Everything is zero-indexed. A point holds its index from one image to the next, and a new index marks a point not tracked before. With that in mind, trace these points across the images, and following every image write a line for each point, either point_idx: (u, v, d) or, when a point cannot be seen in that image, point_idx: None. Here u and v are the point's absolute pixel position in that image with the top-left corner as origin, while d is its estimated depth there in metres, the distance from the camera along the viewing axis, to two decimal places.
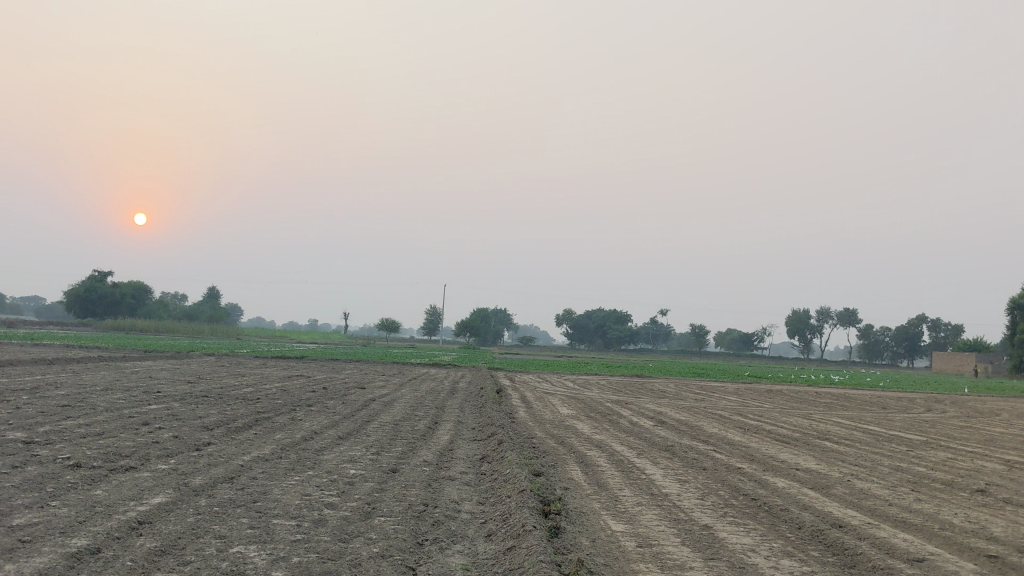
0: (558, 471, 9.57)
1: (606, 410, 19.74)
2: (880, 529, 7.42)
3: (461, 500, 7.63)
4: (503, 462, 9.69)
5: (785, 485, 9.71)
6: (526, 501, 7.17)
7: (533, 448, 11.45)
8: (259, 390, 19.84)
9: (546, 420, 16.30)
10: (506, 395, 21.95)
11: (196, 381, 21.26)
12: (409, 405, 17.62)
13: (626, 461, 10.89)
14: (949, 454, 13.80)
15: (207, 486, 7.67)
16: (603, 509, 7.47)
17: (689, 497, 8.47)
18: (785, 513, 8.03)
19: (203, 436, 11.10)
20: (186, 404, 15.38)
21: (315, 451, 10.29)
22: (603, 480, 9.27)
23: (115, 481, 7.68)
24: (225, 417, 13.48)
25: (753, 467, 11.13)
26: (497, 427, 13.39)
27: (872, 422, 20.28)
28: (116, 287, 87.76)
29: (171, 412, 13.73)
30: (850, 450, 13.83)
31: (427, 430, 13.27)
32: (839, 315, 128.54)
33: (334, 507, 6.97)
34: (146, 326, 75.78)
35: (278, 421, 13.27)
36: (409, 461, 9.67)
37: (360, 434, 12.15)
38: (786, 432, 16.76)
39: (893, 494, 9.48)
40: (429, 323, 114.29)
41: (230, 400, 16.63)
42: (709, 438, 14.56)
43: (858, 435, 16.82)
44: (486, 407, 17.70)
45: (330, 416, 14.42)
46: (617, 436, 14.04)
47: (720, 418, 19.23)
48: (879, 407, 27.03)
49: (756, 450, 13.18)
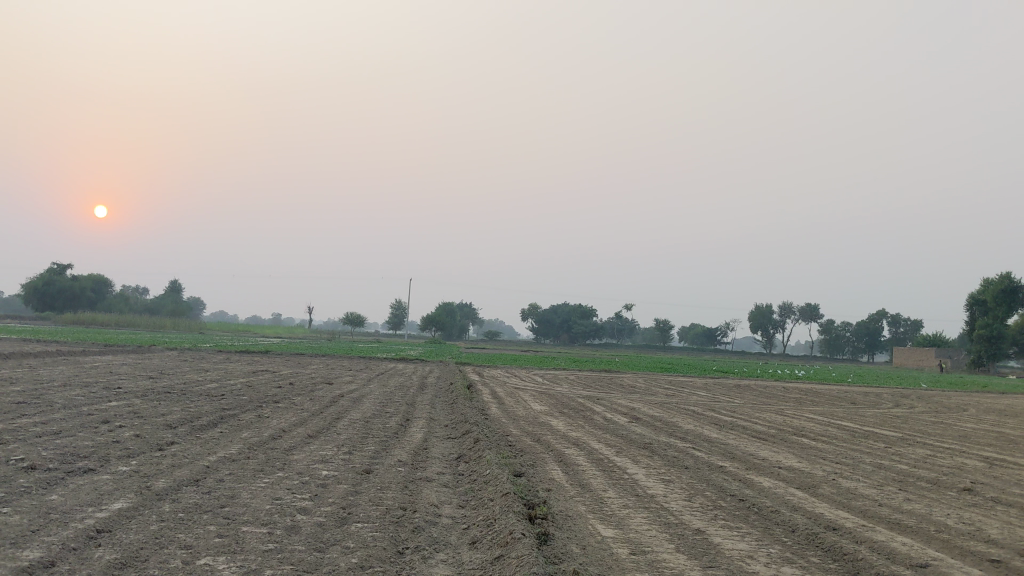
0: (539, 471, 9.23)
1: (578, 406, 19.42)
2: (876, 531, 7.17)
3: (440, 503, 7.27)
4: (481, 462, 9.33)
5: (771, 485, 9.44)
6: (510, 505, 6.82)
7: (510, 446, 11.09)
8: (223, 385, 19.29)
9: (520, 416, 15.95)
10: (476, 391, 21.55)
11: (158, 377, 20.66)
12: (379, 401, 17.17)
13: (606, 460, 10.58)
14: (929, 452, 13.63)
15: (171, 490, 7.23)
16: (590, 514, 7.14)
17: (677, 499, 8.18)
18: (776, 515, 7.75)
19: (166, 435, 10.63)
20: (148, 401, 14.84)
21: (284, 451, 9.86)
22: (586, 480, 8.95)
23: (73, 485, 7.21)
24: (189, 415, 12.97)
25: (735, 466, 10.86)
26: (472, 425, 13.01)
27: (845, 418, 20.14)
28: (76, 280, 86.32)
29: (132, 410, 13.21)
30: (830, 447, 13.62)
31: (398, 428, 12.87)
32: (802, 310, 129.52)
33: (307, 513, 6.57)
34: (106, 320, 74.54)
35: (245, 418, 12.79)
36: (383, 462, 9.27)
37: (330, 432, 11.72)
38: (762, 428, 16.55)
39: (882, 494, 9.25)
40: (394, 317, 113.59)
41: (193, 396, 16.10)
42: (687, 435, 14.30)
43: (834, 431, 16.64)
44: (458, 403, 17.31)
45: (298, 413, 13.96)
46: (594, 433, 13.74)
47: (694, 414, 18.99)
48: (849, 402, 26.97)
49: (736, 447, 12.92)
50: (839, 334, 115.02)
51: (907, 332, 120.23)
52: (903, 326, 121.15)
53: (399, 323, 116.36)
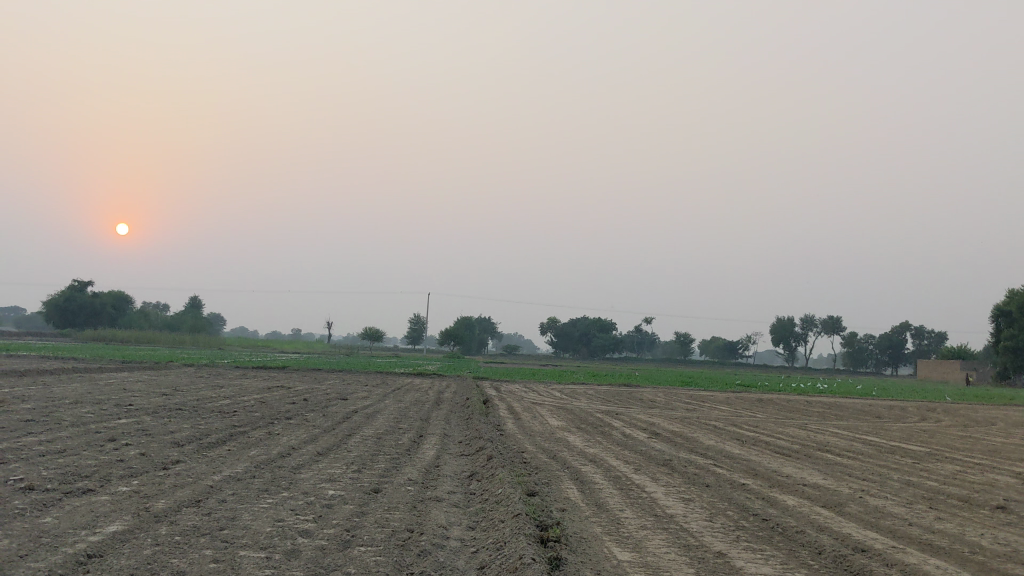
0: (554, 489, 8.93)
1: (596, 421, 19.06)
2: (908, 553, 6.82)
3: (449, 525, 6.99)
4: (493, 481, 9.03)
5: (796, 503, 9.10)
6: (521, 527, 6.51)
7: (524, 464, 10.80)
8: (237, 402, 19.11)
9: (536, 432, 15.63)
10: (493, 406, 21.24)
11: (172, 394, 20.48)
12: (393, 418, 16.92)
13: (623, 478, 10.26)
14: (959, 468, 13.21)
15: (170, 511, 6.97)
16: (606, 535, 6.84)
17: (697, 519, 7.86)
18: (801, 535, 7.42)
19: (172, 454, 10.39)
20: (159, 418, 14.65)
21: (292, 469, 9.59)
22: (602, 499, 8.64)
23: (69, 507, 6.97)
24: (199, 432, 12.76)
25: (758, 483, 10.51)
26: (486, 441, 12.71)
27: (870, 433, 19.67)
28: (97, 296, 86.89)
29: (141, 427, 13.00)
30: (856, 464, 13.23)
31: (412, 444, 12.60)
32: (823, 323, 128.41)
33: (309, 536, 6.28)
34: (126, 336, 74.73)
35: (255, 436, 12.55)
36: (393, 480, 8.98)
37: (340, 450, 11.45)
38: (785, 444, 16.18)
39: (911, 512, 8.88)
40: (413, 332, 113.42)
41: (205, 413, 15.91)
42: (708, 452, 13.94)
43: (859, 446, 16.21)
44: (473, 419, 17.01)
45: (310, 430, 13.70)
46: (611, 450, 13.40)
47: (714, 430, 18.59)
48: (873, 416, 26.46)
49: (759, 464, 12.56)
50: (861, 347, 113.87)
51: (930, 344, 118.90)
52: (926, 339, 119.80)
53: (418, 338, 116.20)
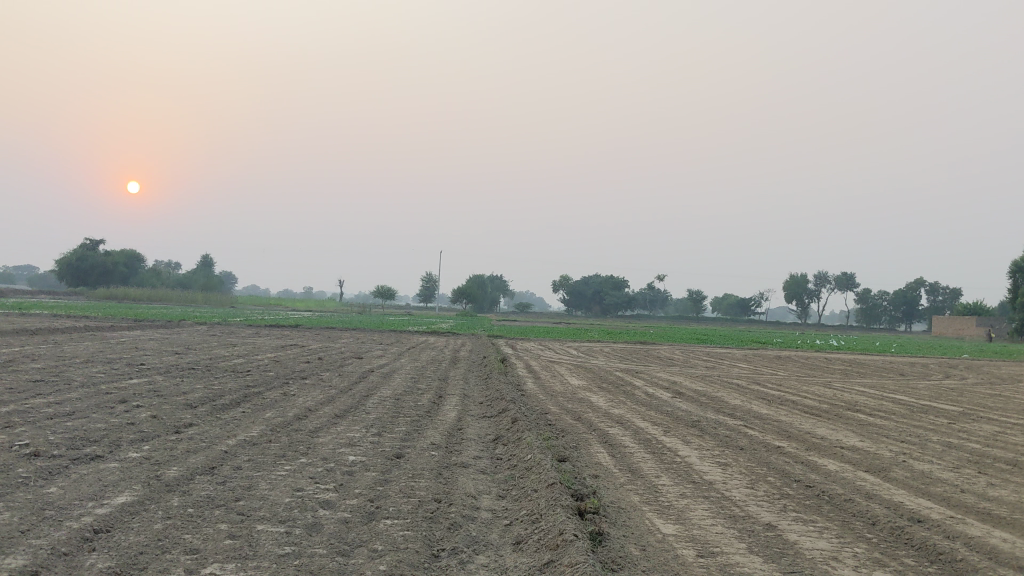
0: (584, 454, 8.50)
1: (617, 380, 18.62)
2: (970, 525, 6.39)
3: (478, 494, 6.58)
4: (520, 446, 8.59)
5: (838, 469, 8.64)
6: (557, 498, 6.07)
7: (549, 426, 10.37)
8: (250, 361, 18.75)
9: (558, 392, 15.18)
10: (512, 366, 20.81)
11: (185, 353, 20.11)
12: (410, 377, 16.53)
13: (653, 441, 9.80)
14: (998, 429, 12.73)
15: (182, 480, 6.55)
16: (646, 505, 6.41)
17: (738, 487, 7.40)
18: (851, 504, 6.98)
19: (185, 416, 9.99)
20: (170, 378, 14.26)
21: (309, 433, 9.19)
22: (636, 464, 8.20)
23: (75, 476, 6.55)
24: (212, 393, 12.37)
25: (794, 446, 10.05)
26: (508, 402, 12.27)
27: (897, 392, 19.20)
28: (109, 255, 86.68)
29: (152, 388, 12.61)
30: (891, 425, 12.76)
31: (431, 405, 12.20)
32: (836, 279, 127.59)
33: (330, 508, 5.87)
34: (138, 295, 74.64)
35: (269, 397, 12.14)
36: (414, 445, 8.56)
37: (358, 412, 11.03)
38: (813, 403, 15.74)
39: (962, 479, 8.43)
40: (425, 290, 113.09)
41: (218, 373, 15.55)
42: (735, 412, 13.48)
43: (890, 406, 15.75)
44: (493, 379, 16.61)
45: (326, 391, 13.29)
46: (637, 410, 12.95)
47: (738, 388, 18.13)
48: (895, 374, 25.99)
49: (791, 425, 12.10)
50: (875, 303, 113.20)
51: (944, 300, 118.07)
52: (940, 296, 118.88)
53: (430, 296, 115.95)
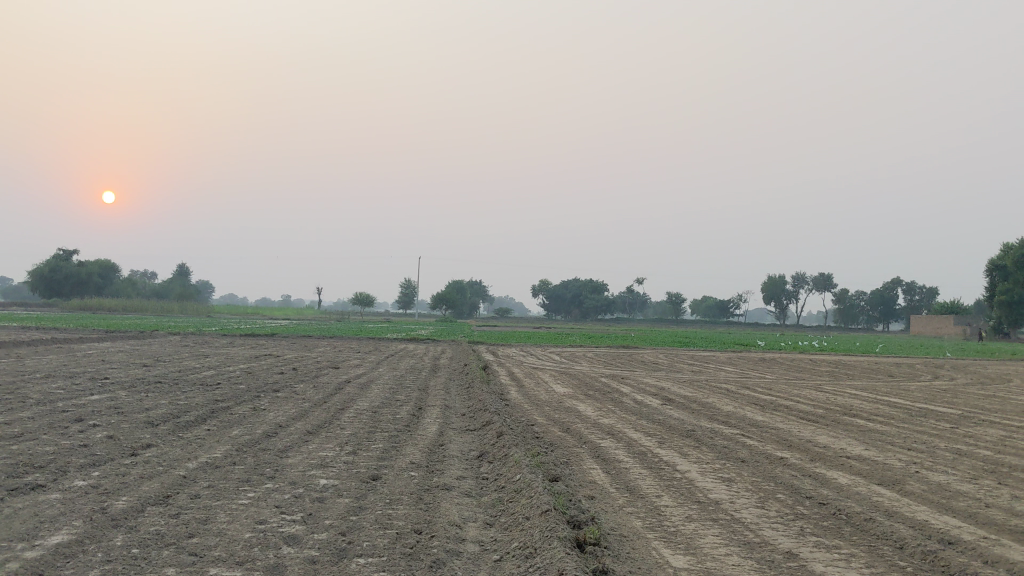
0: (576, 471, 7.85)
1: (603, 387, 18.01)
2: (1007, 547, 5.80)
3: (463, 523, 5.92)
4: (508, 464, 7.91)
5: (851, 483, 8.04)
6: (553, 527, 5.42)
7: (537, 440, 9.71)
8: (222, 373, 17.98)
9: (543, 401, 14.50)
10: (493, 373, 20.09)
11: (153, 365, 19.31)
12: (388, 388, 15.82)
13: (648, 454, 9.17)
14: (1003, 433, 12.20)
15: (130, 513, 5.83)
16: (651, 532, 5.78)
17: (747, 507, 6.77)
18: (874, 525, 6.36)
19: (143, 436, 9.24)
20: (134, 393, 13.48)
21: (278, 453, 8.49)
22: (634, 482, 7.56)
23: (8, 511, 5.81)
24: (177, 409, 11.63)
25: (798, 458, 9.42)
26: (491, 413, 11.59)
27: (890, 394, 18.68)
28: (82, 266, 85.26)
29: (113, 405, 11.84)
30: (893, 431, 12.18)
31: (410, 418, 11.50)
32: (814, 280, 127.83)
33: (296, 544, 5.19)
34: (114, 304, 73.45)
35: (238, 413, 11.41)
36: (392, 465, 7.87)
37: (332, 428, 10.32)
38: (807, 408, 15.16)
39: (982, 491, 7.85)
40: (403, 296, 112.10)
41: (186, 386, 14.79)
42: (730, 419, 12.85)
43: (887, 410, 15.21)
44: (474, 388, 15.93)
45: (299, 404, 12.55)
46: (627, 420, 12.30)
47: (729, 393, 17.53)
48: (883, 375, 25.54)
49: (790, 434, 11.49)
50: (854, 304, 113.46)
51: (921, 299, 118.52)
52: (918, 295, 119.23)
53: (409, 302, 115.08)
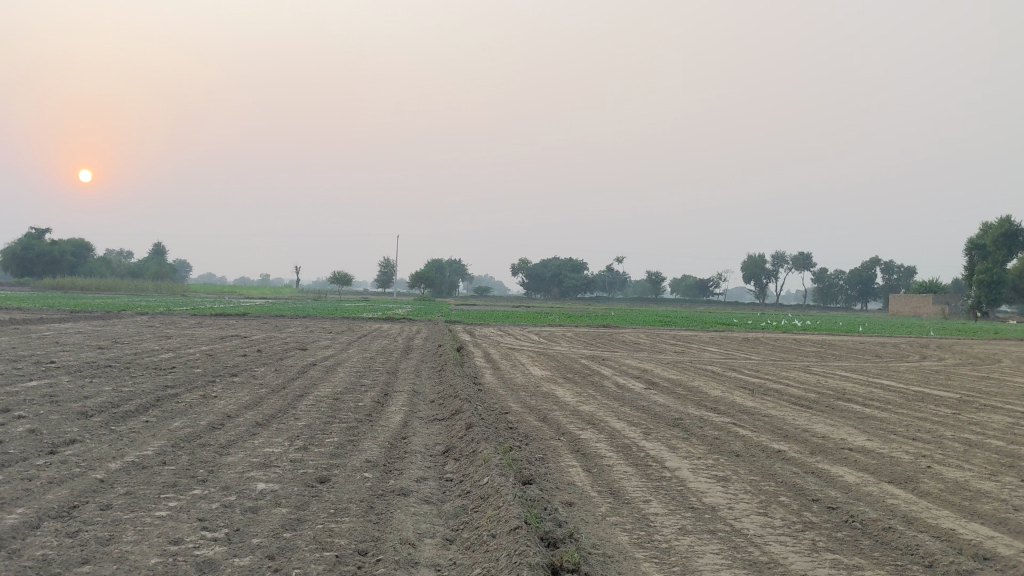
0: (552, 471, 6.95)
1: (584, 369, 17.13)
2: None
3: (418, 540, 5.00)
4: (475, 462, 6.99)
5: (859, 481, 7.21)
6: (524, 551, 4.51)
7: (509, 432, 8.80)
8: (180, 355, 16.96)
9: (519, 386, 13.60)
10: (468, 355, 19.18)
11: (108, 347, 18.27)
12: (354, 371, 14.88)
13: (633, 447, 8.28)
14: (1010, 419, 11.40)
15: (18, 532, 4.89)
16: (640, 550, 4.89)
17: (748, 514, 5.90)
18: (897, 537, 5.52)
19: (70, 430, 8.26)
20: (78, 379, 12.46)
21: (219, 450, 7.54)
22: (617, 484, 6.68)
23: None
24: (119, 396, 10.65)
25: (796, 451, 8.59)
26: (461, 400, 10.68)
27: (882, 376, 17.88)
28: (55, 244, 83.56)
29: (49, 393, 10.83)
30: (893, 418, 11.35)
31: (375, 406, 10.58)
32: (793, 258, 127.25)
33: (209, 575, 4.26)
34: (86, 283, 71.80)
35: (185, 401, 10.43)
36: (345, 464, 6.94)
37: (286, 418, 9.38)
38: (799, 392, 14.35)
39: (1006, 490, 7.03)
40: (382, 274, 110.84)
41: (137, 371, 13.78)
42: (718, 405, 12.00)
43: (882, 393, 14.42)
44: (446, 371, 15.04)
45: (254, 391, 11.58)
46: (609, 406, 11.41)
47: (715, 376, 16.69)
48: (870, 355, 24.78)
49: (784, 422, 10.66)
50: (832, 282, 113.03)
51: (899, 277, 118.40)
52: (896, 273, 119.13)
53: (388, 280, 113.80)
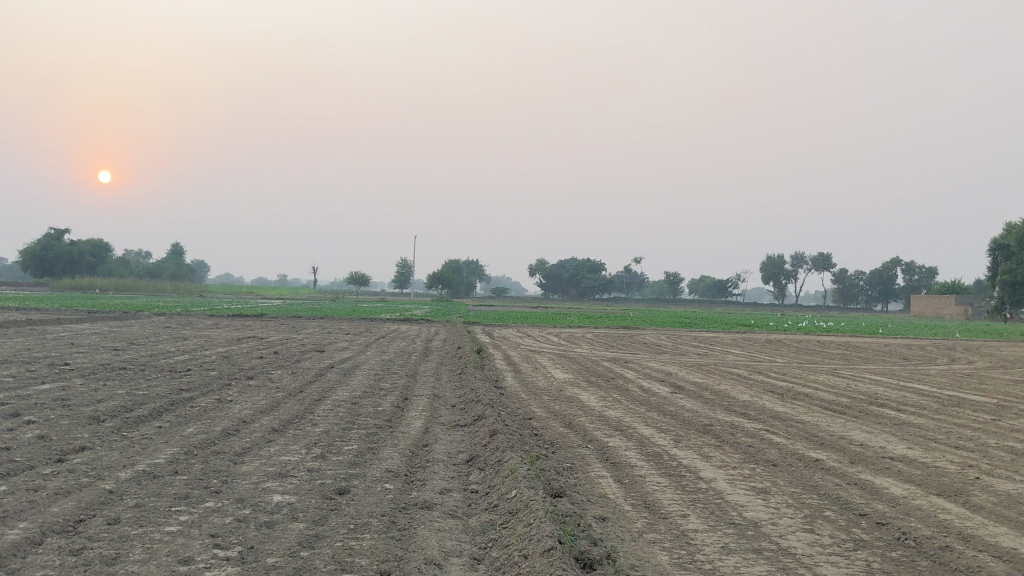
0: (582, 482, 6.60)
1: (607, 372, 16.76)
2: None
3: (444, 560, 4.66)
4: (501, 473, 6.65)
5: (906, 494, 6.82)
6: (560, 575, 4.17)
7: (535, 439, 8.45)
8: (196, 357, 16.70)
9: (541, 390, 13.25)
10: (488, 357, 18.83)
11: (124, 349, 18.04)
12: (373, 374, 14.56)
13: (664, 456, 7.92)
14: None
15: (19, 549, 4.59)
16: (683, 572, 4.55)
17: (794, 531, 5.54)
18: (956, 558, 5.13)
19: (80, 436, 7.98)
20: (92, 382, 12.20)
21: (233, 458, 7.23)
22: (652, 496, 6.32)
23: None
24: (132, 400, 10.37)
25: (836, 460, 8.20)
26: (483, 405, 10.35)
27: (913, 380, 17.39)
28: (74, 244, 83.84)
29: (61, 396, 10.57)
30: (931, 424, 10.92)
31: (394, 411, 10.25)
32: (813, 259, 126.11)
33: None
34: (104, 284, 71.85)
35: (199, 405, 10.12)
36: (365, 475, 6.60)
37: (303, 424, 9.07)
38: (830, 396, 13.92)
39: None
40: (399, 275, 110.72)
41: (152, 373, 13.50)
42: (748, 411, 11.61)
43: (917, 398, 13.97)
44: (466, 374, 14.70)
45: (271, 395, 11.27)
46: (636, 412, 11.04)
47: (741, 379, 16.28)
48: (897, 358, 24.26)
49: (820, 429, 10.26)
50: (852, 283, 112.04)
51: (921, 278, 117.28)
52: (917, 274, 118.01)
53: (405, 281, 113.68)
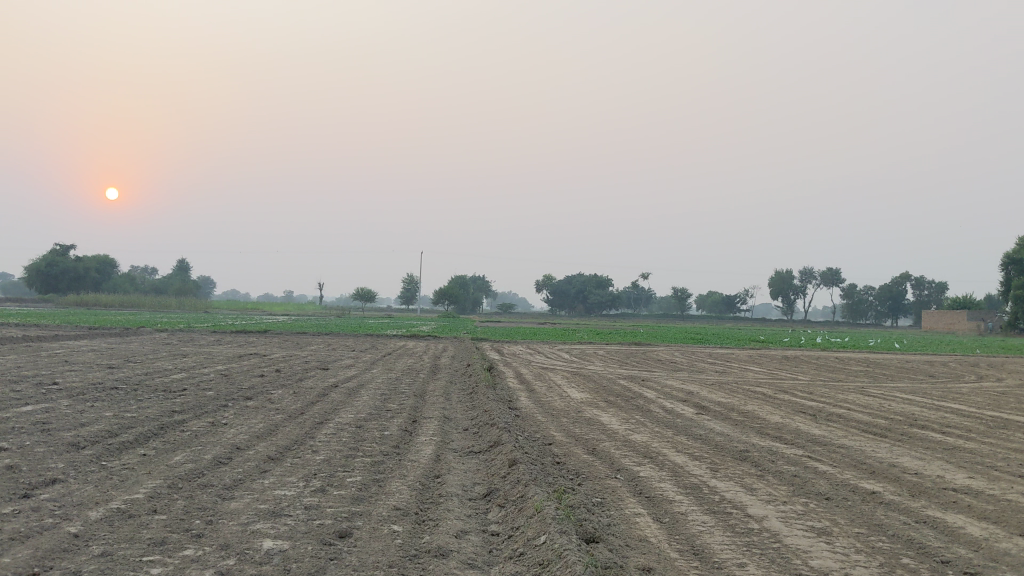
0: (618, 522, 5.77)
1: (625, 392, 15.90)
2: None
3: None
4: (526, 512, 5.84)
5: (987, 535, 5.98)
6: None
7: (559, 469, 7.62)
8: (192, 376, 15.88)
9: (559, 411, 12.40)
10: (501, 375, 17.99)
11: (119, 367, 17.21)
12: (379, 394, 13.74)
13: (704, 489, 7.08)
14: None
15: None
16: None
17: None
18: None
19: (54, 466, 7.16)
20: (78, 403, 11.40)
21: (221, 493, 6.40)
22: (700, 540, 5.48)
23: None
24: (119, 424, 9.56)
25: (895, 493, 7.35)
26: (498, 430, 9.52)
27: (947, 399, 16.47)
28: (81, 261, 83.33)
29: (43, 419, 9.76)
30: (985, 449, 10.04)
31: (401, 436, 9.42)
32: (823, 274, 124.99)
33: None
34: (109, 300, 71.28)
35: (190, 430, 9.30)
36: (370, 515, 5.77)
37: (302, 451, 8.24)
38: (866, 417, 13.06)
39: None
40: (405, 291, 109.94)
41: (146, 393, 12.70)
42: (784, 434, 10.74)
43: (957, 419, 13.11)
44: (478, 393, 13.86)
45: (268, 418, 10.44)
46: (663, 436, 10.18)
47: (768, 398, 15.42)
48: (923, 376, 23.34)
49: (866, 454, 9.40)
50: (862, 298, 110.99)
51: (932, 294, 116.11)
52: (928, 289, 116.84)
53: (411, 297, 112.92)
